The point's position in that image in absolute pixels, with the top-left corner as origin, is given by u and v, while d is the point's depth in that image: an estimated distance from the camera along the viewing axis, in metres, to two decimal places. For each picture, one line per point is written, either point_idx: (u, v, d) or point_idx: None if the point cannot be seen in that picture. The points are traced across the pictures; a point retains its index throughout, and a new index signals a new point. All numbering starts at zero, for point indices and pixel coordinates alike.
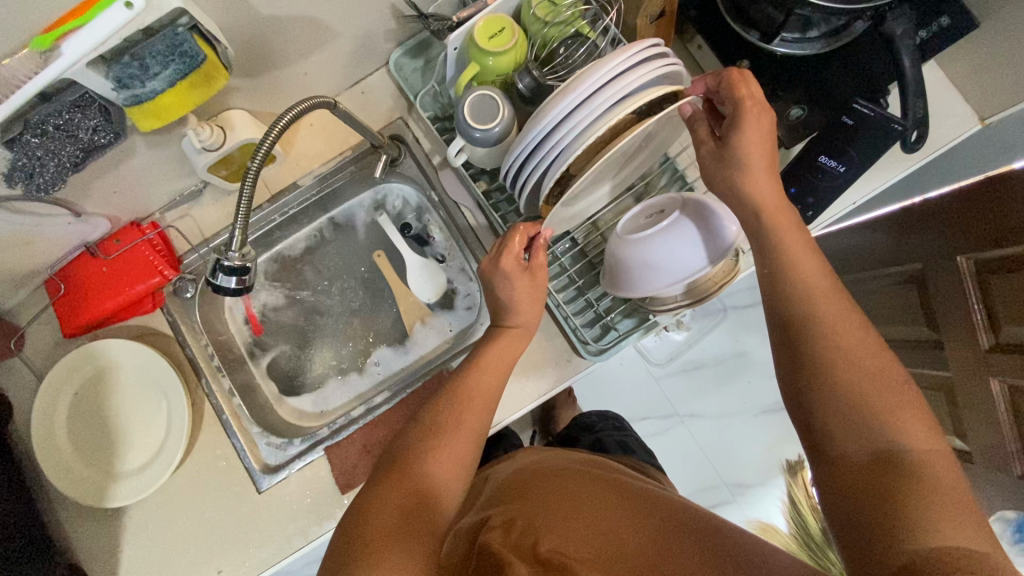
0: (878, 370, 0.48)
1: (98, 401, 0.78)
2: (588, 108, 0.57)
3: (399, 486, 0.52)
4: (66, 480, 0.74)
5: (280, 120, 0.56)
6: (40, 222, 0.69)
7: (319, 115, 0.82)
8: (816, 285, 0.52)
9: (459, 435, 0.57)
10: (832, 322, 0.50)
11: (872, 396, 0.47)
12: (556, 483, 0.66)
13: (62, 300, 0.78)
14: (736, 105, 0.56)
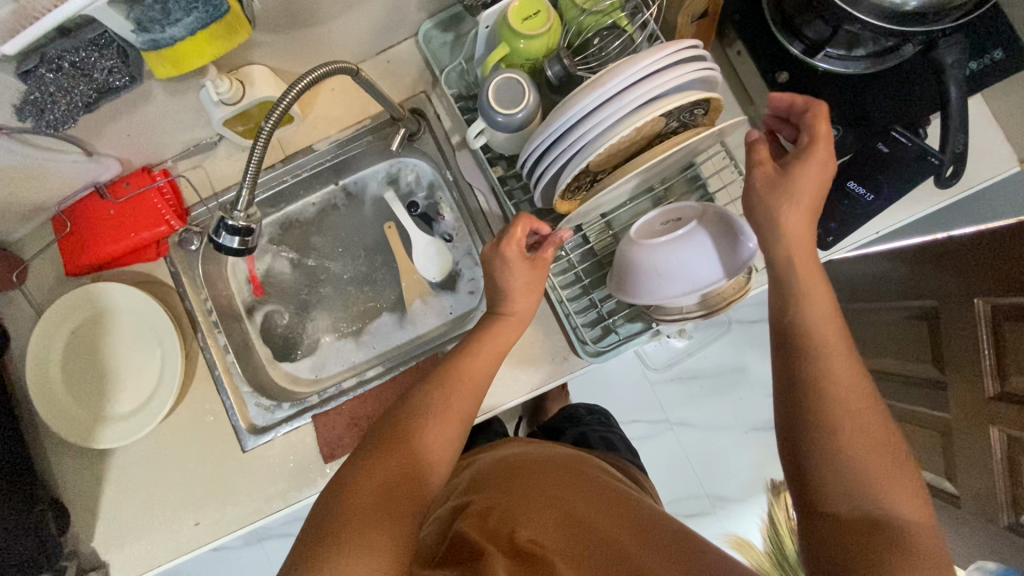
0: (871, 421, 0.47)
1: (94, 342, 0.79)
2: (616, 105, 0.55)
3: (390, 462, 0.50)
4: (55, 416, 0.75)
5: (298, 82, 0.55)
6: (50, 158, 0.69)
7: (343, 78, 0.80)
8: (825, 327, 0.50)
9: (452, 418, 0.56)
10: (834, 369, 0.49)
11: (860, 451, 0.46)
12: (535, 472, 0.66)
13: (67, 238, 0.78)
14: (809, 136, 0.53)
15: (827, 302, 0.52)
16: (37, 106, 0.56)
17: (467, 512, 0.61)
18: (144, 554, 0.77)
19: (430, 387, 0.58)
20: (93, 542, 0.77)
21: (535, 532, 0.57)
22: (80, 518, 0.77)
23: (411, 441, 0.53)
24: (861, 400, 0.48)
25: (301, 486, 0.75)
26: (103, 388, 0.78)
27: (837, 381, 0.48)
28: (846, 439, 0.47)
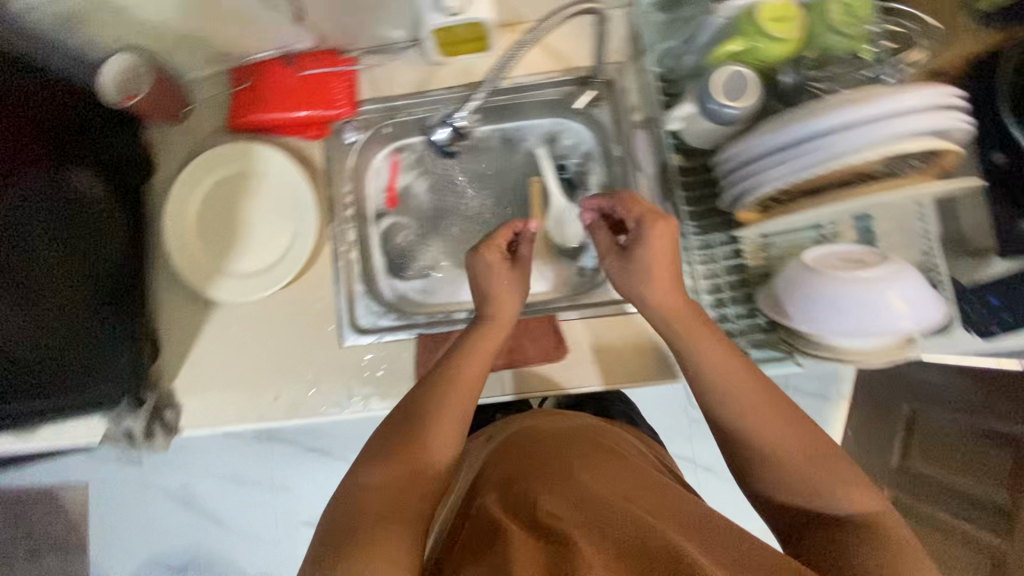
0: (776, 427, 0.54)
1: (231, 197, 0.80)
2: (848, 137, 0.53)
3: (373, 499, 0.52)
4: (183, 255, 0.77)
5: (552, 16, 0.68)
6: (263, 11, 0.69)
7: (545, 25, 0.79)
8: (717, 364, 0.57)
9: (416, 440, 0.57)
10: (706, 367, 0.57)
11: (774, 446, 0.54)
12: (536, 446, 0.62)
13: (244, 92, 0.80)
14: (637, 221, 0.60)
15: (708, 350, 0.58)
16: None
17: (478, 499, 0.57)
18: (216, 410, 0.79)
19: (404, 403, 0.62)
20: (174, 384, 0.79)
21: (552, 501, 0.52)
22: (169, 357, 0.80)
23: (364, 490, 0.53)
24: (760, 407, 0.55)
25: (385, 396, 0.77)
26: (227, 243, 0.79)
27: (748, 413, 0.55)
28: (777, 441, 0.54)
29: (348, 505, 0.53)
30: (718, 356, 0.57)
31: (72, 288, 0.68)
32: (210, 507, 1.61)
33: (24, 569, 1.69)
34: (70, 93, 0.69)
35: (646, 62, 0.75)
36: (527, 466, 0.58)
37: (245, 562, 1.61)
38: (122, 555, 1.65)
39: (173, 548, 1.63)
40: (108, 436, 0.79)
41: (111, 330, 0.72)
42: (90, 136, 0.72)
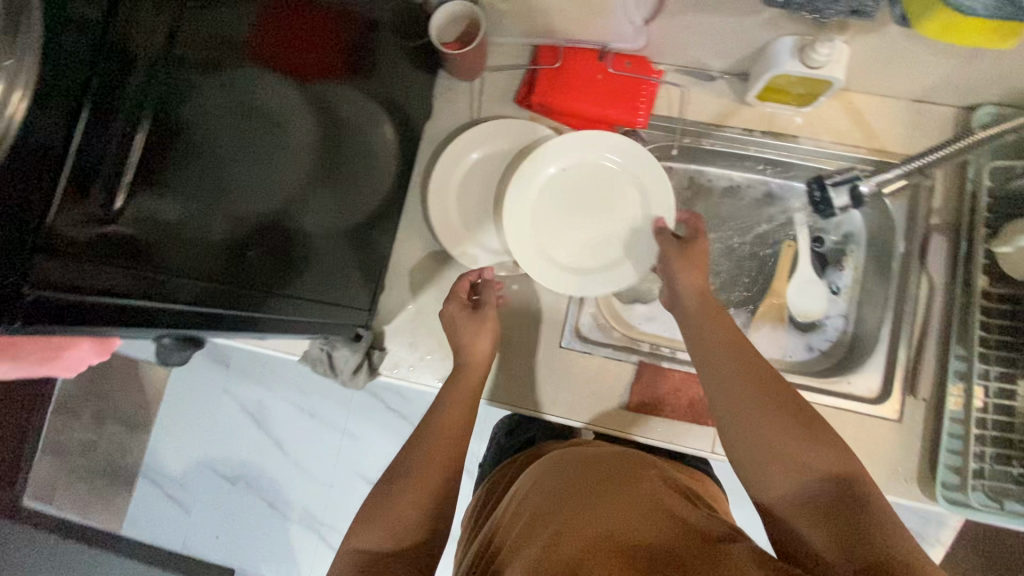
0: (760, 431, 0.53)
1: (499, 169, 0.80)
2: None
3: (417, 496, 0.57)
4: (440, 211, 0.78)
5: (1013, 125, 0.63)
6: (625, 6, 0.68)
7: (866, 100, 0.77)
8: (725, 376, 0.57)
9: (443, 441, 0.62)
10: (745, 445, 0.54)
11: (781, 478, 0.51)
12: (577, 456, 0.57)
13: (547, 69, 0.79)
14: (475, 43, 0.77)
15: (723, 341, 0.60)
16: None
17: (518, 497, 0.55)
18: (418, 365, 0.78)
19: (449, 382, 0.69)
20: (385, 326, 0.79)
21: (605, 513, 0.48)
22: (389, 300, 0.80)
23: (414, 480, 0.58)
24: (774, 457, 0.52)
25: (589, 411, 0.75)
26: (546, 215, 0.76)
27: (750, 435, 0.53)
28: (788, 493, 0.51)
29: (398, 508, 0.56)
30: (716, 342, 0.61)
31: (312, 171, 0.59)
32: (277, 431, 1.56)
33: (82, 429, 1.62)
34: (375, 26, 0.68)
35: (969, 170, 0.73)
36: (602, 484, 0.52)
37: (292, 495, 1.54)
38: (179, 448, 1.59)
39: (229, 459, 1.57)
40: (309, 356, 0.78)
41: (336, 263, 0.70)
42: (380, 67, 0.71)
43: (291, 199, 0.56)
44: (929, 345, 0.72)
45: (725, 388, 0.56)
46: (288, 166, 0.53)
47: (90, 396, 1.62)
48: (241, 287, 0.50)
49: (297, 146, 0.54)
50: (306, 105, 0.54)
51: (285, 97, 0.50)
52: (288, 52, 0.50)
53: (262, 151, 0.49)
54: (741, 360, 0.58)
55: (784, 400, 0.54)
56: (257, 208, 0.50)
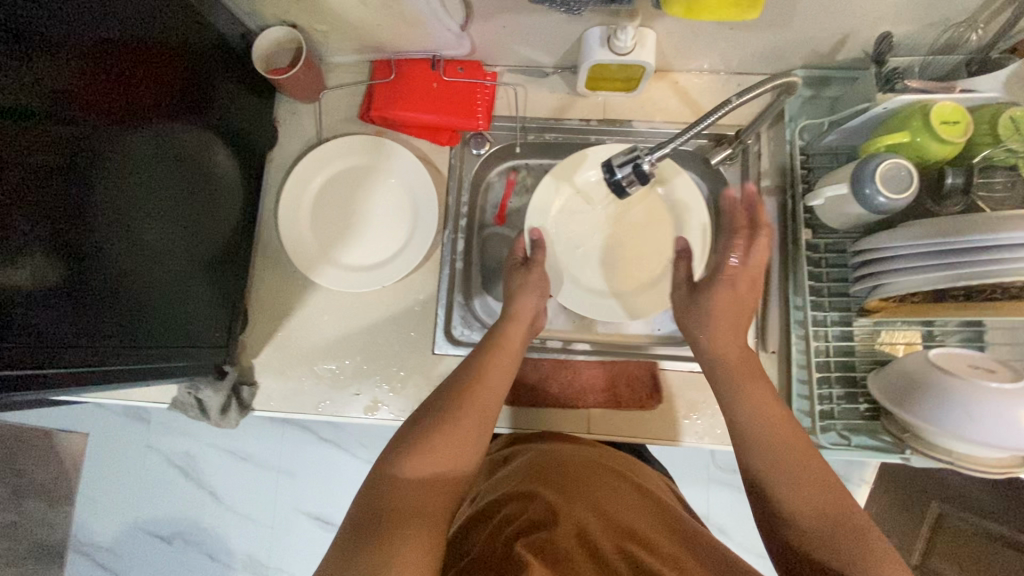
0: (818, 512, 0.51)
1: (349, 187, 0.80)
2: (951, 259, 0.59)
3: (445, 446, 0.56)
4: (293, 235, 0.77)
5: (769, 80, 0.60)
6: (436, 15, 0.70)
7: (690, 78, 0.81)
8: (765, 429, 0.57)
9: (472, 415, 0.59)
10: (767, 468, 0.55)
11: (800, 501, 0.52)
12: (572, 463, 0.66)
13: (383, 84, 0.80)
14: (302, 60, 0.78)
15: (755, 411, 0.58)
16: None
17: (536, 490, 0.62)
18: (292, 394, 0.78)
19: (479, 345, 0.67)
20: (254, 361, 0.79)
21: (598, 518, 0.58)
22: (256, 333, 0.79)
23: (451, 435, 0.57)
24: (778, 467, 0.55)
25: None
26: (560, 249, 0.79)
27: (784, 484, 0.54)
28: (798, 520, 0.52)
29: (434, 444, 0.56)
30: (756, 407, 0.59)
31: (168, 199, 0.64)
32: (208, 479, 1.47)
33: (3, 509, 1.53)
34: (199, 58, 0.68)
35: (787, 132, 0.78)
36: (570, 499, 0.59)
37: (233, 542, 1.47)
38: (104, 516, 1.49)
39: (160, 517, 1.49)
40: (177, 401, 0.77)
41: (196, 301, 0.70)
42: (213, 102, 0.71)
43: (112, 235, 0.56)
44: (774, 298, 0.77)
45: (748, 415, 0.59)
46: (94, 207, 0.54)
47: (6, 474, 1.53)
48: (92, 303, 0.54)
49: (100, 185, 0.54)
50: (145, 136, 0.60)
51: (72, 139, 0.51)
52: (73, 97, 0.51)
53: (101, 179, 0.55)
54: (792, 441, 0.56)
55: (839, 514, 0.51)
56: (65, 255, 0.51)
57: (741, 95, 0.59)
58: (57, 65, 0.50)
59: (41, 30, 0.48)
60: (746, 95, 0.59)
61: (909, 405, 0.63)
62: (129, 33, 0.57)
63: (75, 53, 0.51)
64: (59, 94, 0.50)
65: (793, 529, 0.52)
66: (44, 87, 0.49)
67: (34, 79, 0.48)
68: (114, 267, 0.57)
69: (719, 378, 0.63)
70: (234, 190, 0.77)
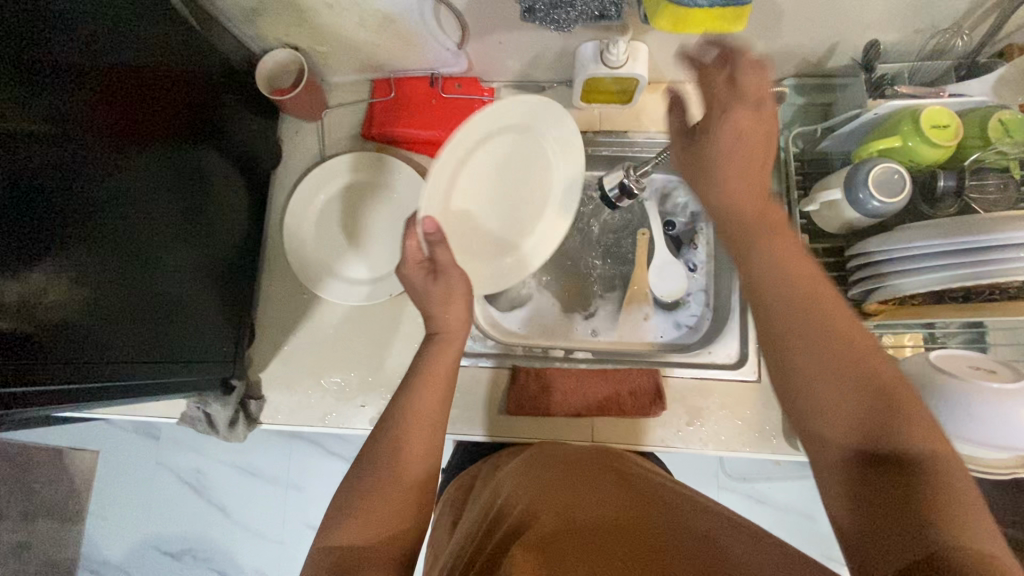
0: (863, 403, 0.46)
1: (353, 203, 0.82)
2: (935, 263, 0.60)
3: (389, 497, 0.57)
4: (297, 251, 0.80)
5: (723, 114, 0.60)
6: (432, 34, 0.72)
7: (683, 88, 0.83)
8: (795, 307, 0.51)
9: (415, 454, 0.60)
10: (799, 359, 0.49)
11: (837, 404, 0.47)
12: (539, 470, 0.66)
13: (383, 103, 0.82)
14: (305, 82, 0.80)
15: (791, 293, 0.51)
16: (531, 10, 0.55)
17: (505, 504, 0.61)
18: (299, 407, 0.79)
19: (405, 380, 0.64)
20: (261, 375, 0.80)
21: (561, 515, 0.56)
22: (263, 347, 0.81)
23: (383, 496, 0.57)
24: (823, 355, 0.48)
25: (471, 422, 0.79)
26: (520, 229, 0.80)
27: (824, 375, 0.48)
28: (827, 428, 0.47)
29: (372, 504, 0.56)
30: (788, 278, 0.52)
31: (173, 214, 0.66)
32: (217, 494, 1.48)
33: (14, 530, 1.54)
34: (207, 87, 0.71)
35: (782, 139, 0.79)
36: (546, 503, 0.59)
37: (241, 558, 1.47)
38: (116, 534, 1.50)
39: (171, 534, 1.49)
40: (187, 416, 0.79)
41: (206, 321, 0.72)
42: (222, 128, 0.74)
43: (116, 249, 0.58)
44: None
45: (784, 293, 0.52)
46: (106, 230, 0.56)
47: (18, 495, 1.53)
48: (96, 316, 0.56)
49: (112, 209, 0.57)
50: (151, 155, 0.62)
51: (75, 159, 0.53)
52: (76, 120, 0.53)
53: (106, 197, 0.56)
54: (834, 329, 0.49)
55: (892, 394, 0.46)
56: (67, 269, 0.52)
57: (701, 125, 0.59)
58: (72, 97, 0.53)
59: (55, 64, 0.51)
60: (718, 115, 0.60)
61: None
62: (138, 65, 0.60)
63: (89, 86, 0.54)
64: (73, 124, 0.53)
65: (823, 428, 0.47)
66: (61, 118, 0.52)
67: (50, 111, 0.51)
68: (118, 279, 0.58)
69: (742, 230, 0.57)
70: (242, 206, 0.79)
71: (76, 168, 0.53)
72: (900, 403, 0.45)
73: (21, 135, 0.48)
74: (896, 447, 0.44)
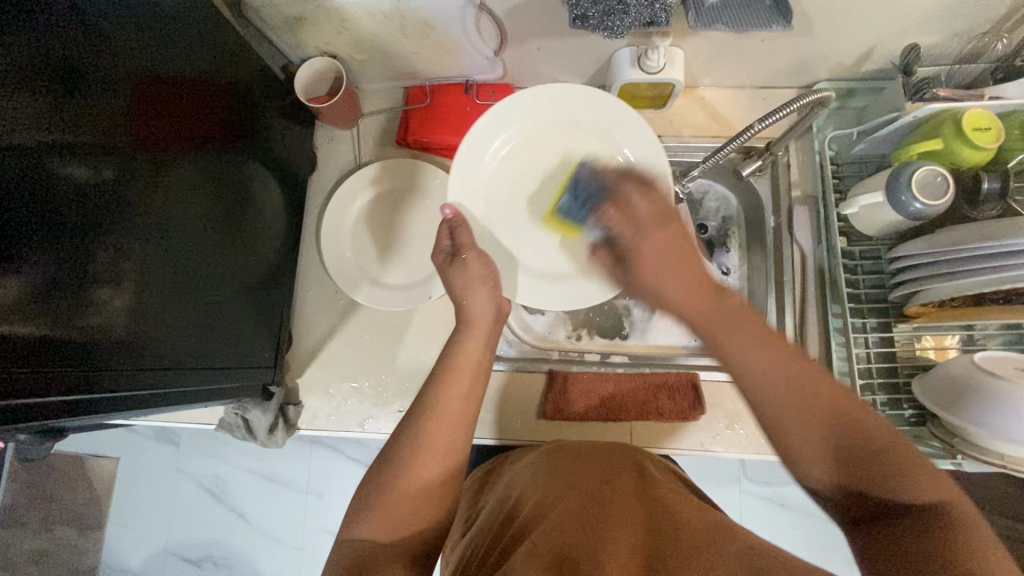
0: (838, 474, 0.46)
1: (388, 210, 0.84)
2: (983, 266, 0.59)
3: (412, 489, 0.56)
4: (335, 258, 0.81)
5: (779, 112, 0.65)
6: (470, 42, 0.73)
7: (715, 92, 0.84)
8: (781, 393, 0.48)
9: (439, 432, 0.58)
10: (782, 419, 0.48)
11: (828, 467, 0.46)
12: (560, 468, 0.66)
13: (419, 109, 0.83)
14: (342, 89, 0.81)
15: (770, 360, 0.49)
16: (584, 17, 0.57)
17: (519, 500, 0.63)
18: (336, 412, 0.81)
19: (431, 376, 0.62)
20: (298, 380, 0.82)
21: (565, 510, 0.59)
22: (300, 353, 0.83)
23: (404, 494, 0.55)
24: (807, 411, 0.47)
25: (508, 426, 0.79)
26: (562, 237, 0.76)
27: (807, 437, 0.47)
28: (815, 472, 0.47)
29: (388, 512, 0.54)
30: (769, 359, 0.49)
31: (210, 218, 0.66)
32: (237, 500, 1.44)
33: (32, 538, 1.52)
34: (241, 92, 0.71)
35: (815, 142, 0.79)
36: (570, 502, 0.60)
37: (262, 565, 1.44)
38: (136, 540, 1.49)
39: (191, 541, 1.47)
40: (225, 422, 0.80)
41: (242, 326, 0.72)
42: (256, 133, 0.74)
43: (157, 254, 0.58)
44: (811, 307, 0.78)
45: (765, 379, 0.49)
46: (143, 237, 0.56)
47: (37, 501, 1.52)
48: (144, 322, 0.56)
49: (148, 216, 0.56)
50: (188, 161, 0.62)
51: (116, 168, 0.53)
52: (120, 128, 0.53)
53: (147, 204, 0.56)
54: (801, 346, 0.50)
55: (892, 446, 0.45)
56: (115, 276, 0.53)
57: (761, 121, 0.65)
58: (111, 104, 0.52)
59: (95, 70, 0.50)
60: (767, 121, 0.65)
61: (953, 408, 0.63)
62: (172, 69, 0.59)
63: (126, 92, 0.53)
64: (112, 130, 0.52)
65: (816, 478, 0.47)
66: (99, 124, 0.51)
67: (89, 118, 0.50)
68: (161, 285, 0.58)
69: (701, 333, 0.54)
70: (272, 205, 0.78)
71: (114, 176, 0.52)
72: (902, 475, 0.44)
73: (66, 145, 0.48)
74: (901, 499, 0.44)
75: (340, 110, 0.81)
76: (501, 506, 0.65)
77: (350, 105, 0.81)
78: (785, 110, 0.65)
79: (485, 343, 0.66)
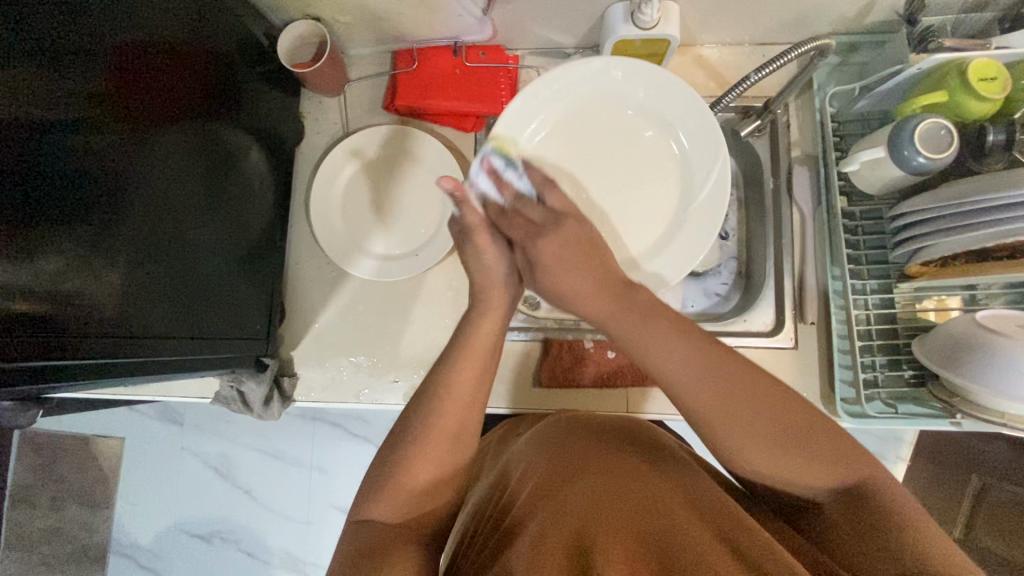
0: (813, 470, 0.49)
1: (376, 177, 0.83)
2: (991, 220, 0.57)
3: (426, 463, 0.55)
4: (325, 231, 0.80)
5: (777, 59, 0.63)
6: (454, 3, 0.70)
7: (713, 50, 0.81)
8: (756, 413, 0.50)
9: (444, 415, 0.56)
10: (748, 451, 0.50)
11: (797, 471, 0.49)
12: (561, 434, 0.65)
13: (406, 74, 0.82)
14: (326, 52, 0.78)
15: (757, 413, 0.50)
16: None
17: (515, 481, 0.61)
18: (332, 384, 0.81)
19: (456, 347, 0.61)
20: (293, 353, 0.82)
21: (568, 498, 0.54)
22: (294, 327, 0.82)
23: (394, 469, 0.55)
24: (779, 437, 0.49)
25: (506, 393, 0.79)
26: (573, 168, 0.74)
27: (756, 416, 0.49)
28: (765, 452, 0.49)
29: (391, 495, 0.54)
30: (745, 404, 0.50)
31: (198, 189, 0.64)
32: (243, 478, 1.45)
33: (42, 517, 1.55)
34: (225, 64, 0.69)
35: (815, 101, 0.78)
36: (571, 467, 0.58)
37: (269, 539, 1.45)
38: (144, 518, 1.50)
39: (198, 517, 1.48)
40: (222, 396, 0.81)
41: (234, 295, 0.71)
42: (241, 107, 0.72)
43: (147, 226, 0.57)
44: (810, 269, 0.78)
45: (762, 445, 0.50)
46: (133, 209, 0.55)
47: (45, 481, 1.54)
48: (137, 295, 0.56)
49: (135, 187, 0.55)
50: (174, 132, 0.61)
51: (101, 140, 0.51)
52: (104, 98, 0.52)
53: (133, 179, 0.55)
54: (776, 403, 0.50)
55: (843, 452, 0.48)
56: (106, 252, 0.52)
57: (757, 72, 0.65)
58: (85, 72, 0.50)
59: (70, 39, 0.48)
60: (763, 72, 0.65)
61: (950, 366, 0.62)
62: (149, 37, 0.57)
63: (106, 60, 0.52)
64: (86, 101, 0.50)
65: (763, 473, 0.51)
66: (79, 93, 0.49)
67: (69, 86, 0.48)
68: (153, 257, 0.58)
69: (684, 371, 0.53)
70: (258, 175, 0.77)
71: (93, 150, 0.51)
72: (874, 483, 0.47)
73: (47, 119, 0.47)
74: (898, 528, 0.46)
75: (325, 76, 0.79)
76: (503, 478, 0.65)
77: (332, 70, 0.78)
78: (787, 56, 0.63)
79: (494, 326, 0.64)
